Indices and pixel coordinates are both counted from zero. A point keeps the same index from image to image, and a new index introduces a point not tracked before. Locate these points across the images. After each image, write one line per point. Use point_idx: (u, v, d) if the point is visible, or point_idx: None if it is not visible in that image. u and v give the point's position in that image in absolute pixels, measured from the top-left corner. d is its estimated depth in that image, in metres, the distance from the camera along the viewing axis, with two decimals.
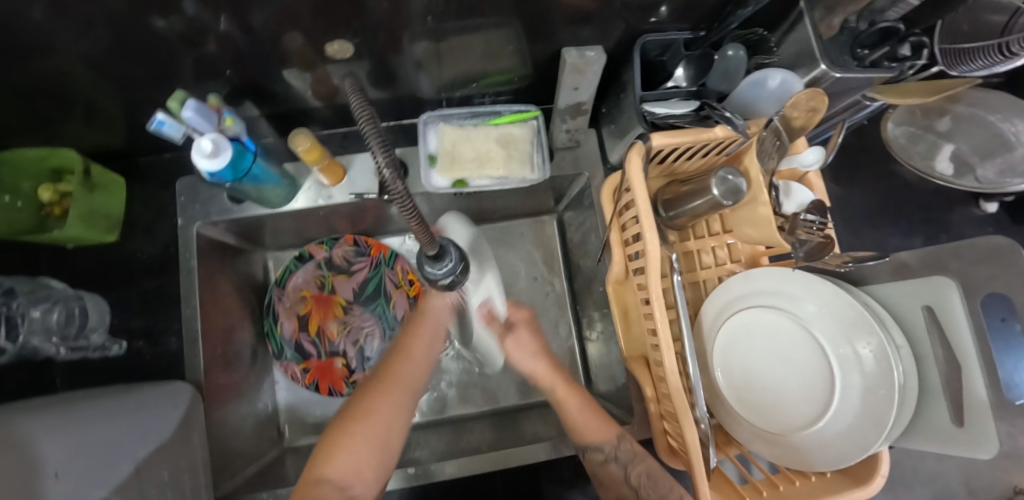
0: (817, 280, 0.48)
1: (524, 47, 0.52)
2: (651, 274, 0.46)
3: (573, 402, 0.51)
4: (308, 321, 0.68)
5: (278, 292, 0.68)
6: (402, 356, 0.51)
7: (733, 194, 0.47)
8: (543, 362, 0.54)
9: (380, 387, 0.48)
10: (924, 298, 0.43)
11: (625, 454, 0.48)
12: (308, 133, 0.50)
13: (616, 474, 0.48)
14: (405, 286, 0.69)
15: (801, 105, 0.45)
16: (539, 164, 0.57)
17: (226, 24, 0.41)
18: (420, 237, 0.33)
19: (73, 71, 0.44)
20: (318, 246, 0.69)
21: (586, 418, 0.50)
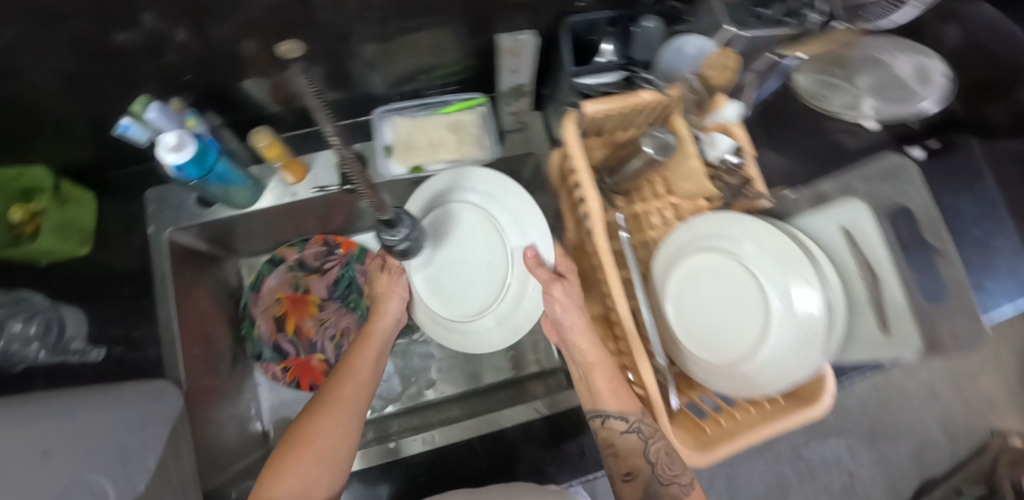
0: (744, 218, 0.52)
1: (464, 38, 0.56)
2: (596, 229, 0.50)
3: (603, 377, 0.51)
4: (285, 321, 0.70)
5: (252, 297, 0.69)
6: (346, 374, 0.52)
7: (664, 149, 0.52)
8: (588, 335, 0.51)
9: (325, 409, 0.48)
10: (839, 220, 0.47)
11: (646, 428, 0.49)
12: (268, 131, 0.54)
13: (636, 445, 0.49)
14: (376, 278, 0.72)
15: (716, 64, 0.51)
16: (490, 145, 0.61)
17: (183, 35, 0.45)
18: (369, 200, 0.37)
19: (38, 89, 0.46)
20: (288, 249, 0.71)
21: (614, 387, 0.50)
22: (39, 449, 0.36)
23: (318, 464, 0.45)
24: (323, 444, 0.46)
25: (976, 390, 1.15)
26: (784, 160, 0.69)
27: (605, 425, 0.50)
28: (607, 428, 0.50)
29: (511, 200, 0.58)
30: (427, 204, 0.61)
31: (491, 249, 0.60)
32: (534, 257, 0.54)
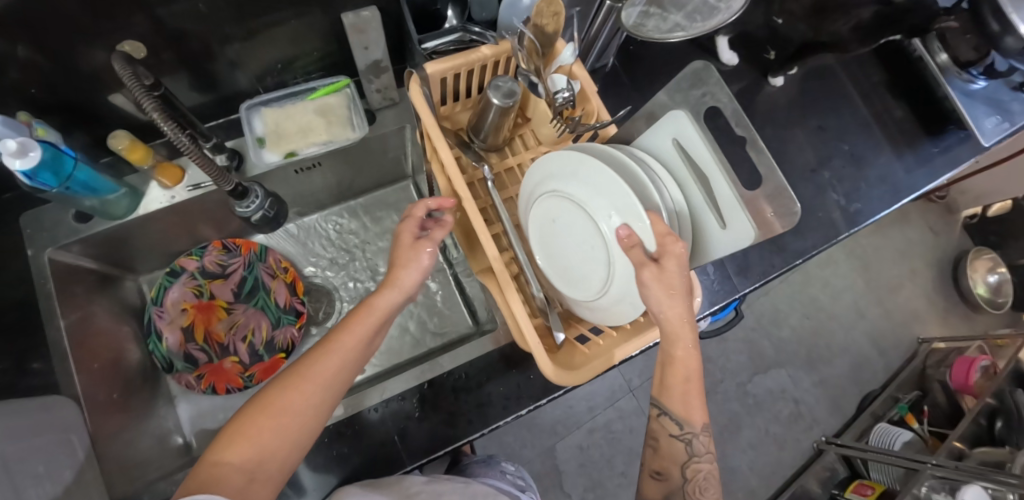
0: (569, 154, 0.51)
1: (312, 26, 0.59)
2: (454, 178, 0.51)
3: (676, 376, 0.48)
4: (193, 330, 0.69)
5: (157, 310, 0.69)
6: (330, 347, 0.41)
7: (510, 96, 0.54)
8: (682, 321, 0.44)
9: (303, 376, 0.40)
10: (671, 132, 0.51)
11: (698, 444, 0.50)
12: (127, 133, 0.55)
13: (678, 449, 0.51)
14: (281, 274, 0.72)
15: (545, 12, 0.50)
16: (359, 123, 0.63)
17: (24, 51, 0.45)
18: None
19: None
20: (188, 259, 0.71)
21: (688, 399, 0.49)
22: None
23: (280, 436, 0.38)
24: (291, 420, 0.38)
25: (897, 302, 1.22)
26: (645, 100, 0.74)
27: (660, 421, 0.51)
28: (660, 426, 0.51)
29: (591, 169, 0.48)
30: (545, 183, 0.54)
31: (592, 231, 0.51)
32: (627, 235, 0.43)
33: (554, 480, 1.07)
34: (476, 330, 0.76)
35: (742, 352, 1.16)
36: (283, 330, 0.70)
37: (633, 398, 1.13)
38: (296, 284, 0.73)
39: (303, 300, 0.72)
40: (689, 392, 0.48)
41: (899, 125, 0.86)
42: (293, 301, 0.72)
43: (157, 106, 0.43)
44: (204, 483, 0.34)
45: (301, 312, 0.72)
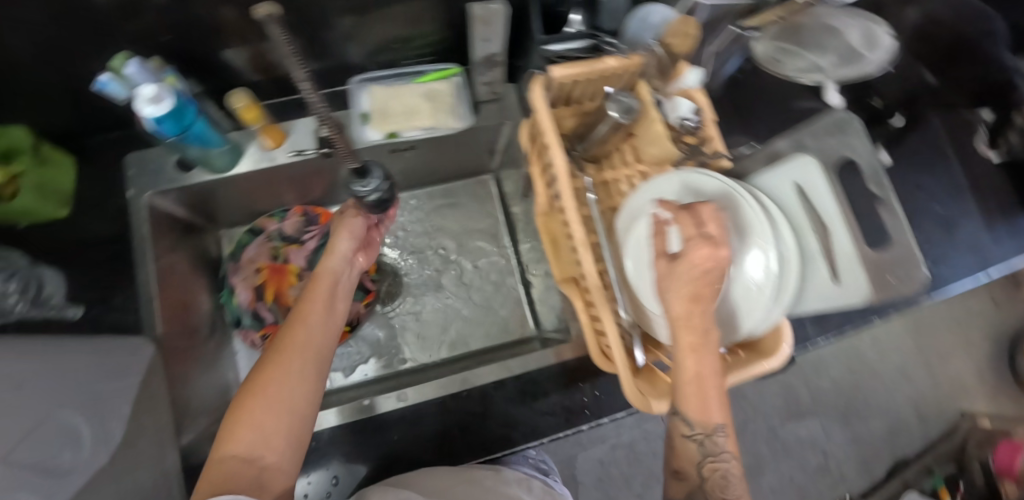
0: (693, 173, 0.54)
1: (435, 9, 0.58)
2: (562, 187, 0.52)
3: (693, 363, 0.38)
4: (265, 290, 0.70)
5: (233, 265, 0.71)
6: (296, 323, 0.47)
7: (628, 112, 0.54)
8: (690, 305, 0.37)
9: (276, 356, 0.43)
10: (793, 175, 0.48)
11: (713, 446, 0.41)
12: (247, 93, 0.55)
13: (695, 452, 0.42)
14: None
15: (677, 32, 0.52)
16: (465, 113, 0.63)
17: None
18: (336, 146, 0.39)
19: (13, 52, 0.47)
20: (269, 220, 0.72)
21: (710, 400, 0.39)
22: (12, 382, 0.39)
23: (275, 411, 0.40)
24: (276, 392, 0.41)
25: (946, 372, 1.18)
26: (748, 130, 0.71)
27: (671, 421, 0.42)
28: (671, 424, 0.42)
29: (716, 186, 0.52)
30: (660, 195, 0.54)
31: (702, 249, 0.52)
32: (662, 224, 0.42)
33: (572, 490, 1.07)
34: (538, 336, 0.75)
35: (779, 396, 1.13)
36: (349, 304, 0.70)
37: (661, 422, 1.12)
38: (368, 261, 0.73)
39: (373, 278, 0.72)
40: (707, 391, 0.39)
41: (998, 194, 0.82)
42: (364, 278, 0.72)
43: None
44: (215, 475, 0.36)
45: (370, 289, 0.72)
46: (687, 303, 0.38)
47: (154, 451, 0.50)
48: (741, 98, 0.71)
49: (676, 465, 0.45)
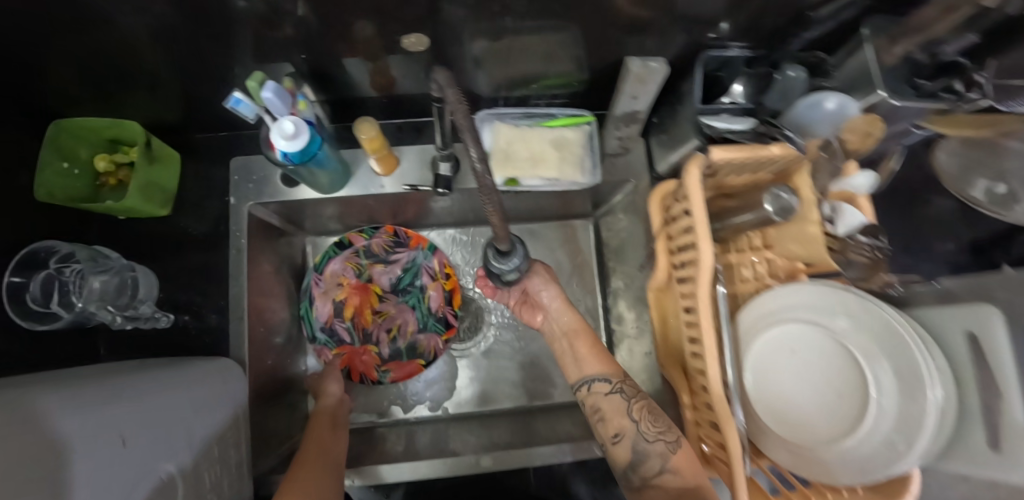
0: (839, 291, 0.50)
1: (580, 52, 0.52)
2: (701, 281, 0.48)
3: (585, 345, 0.58)
4: (345, 308, 0.68)
5: (316, 276, 0.68)
6: (309, 449, 0.49)
7: (785, 212, 0.49)
8: (565, 306, 0.60)
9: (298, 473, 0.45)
10: (967, 324, 0.43)
11: (629, 390, 0.53)
12: (373, 122, 0.51)
13: (619, 404, 0.52)
14: (440, 278, 0.69)
15: (857, 128, 0.50)
16: (591, 168, 0.58)
17: (304, 10, 0.40)
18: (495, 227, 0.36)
19: (140, 54, 0.44)
20: (357, 234, 0.69)
21: (595, 355, 0.57)
22: (118, 436, 0.34)
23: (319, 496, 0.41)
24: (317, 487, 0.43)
25: None
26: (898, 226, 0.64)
27: (591, 391, 0.55)
28: (592, 394, 0.55)
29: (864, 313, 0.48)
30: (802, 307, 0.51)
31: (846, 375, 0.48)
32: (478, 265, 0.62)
33: None
34: None
35: None
36: (427, 335, 0.68)
37: None
38: (452, 294, 0.69)
39: (456, 312, 0.68)
40: (598, 351, 0.57)
41: None
42: (445, 310, 0.68)
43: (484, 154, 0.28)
44: None
45: (450, 325, 0.68)
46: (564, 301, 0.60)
47: (234, 485, 0.48)
48: None
49: (614, 434, 0.51)
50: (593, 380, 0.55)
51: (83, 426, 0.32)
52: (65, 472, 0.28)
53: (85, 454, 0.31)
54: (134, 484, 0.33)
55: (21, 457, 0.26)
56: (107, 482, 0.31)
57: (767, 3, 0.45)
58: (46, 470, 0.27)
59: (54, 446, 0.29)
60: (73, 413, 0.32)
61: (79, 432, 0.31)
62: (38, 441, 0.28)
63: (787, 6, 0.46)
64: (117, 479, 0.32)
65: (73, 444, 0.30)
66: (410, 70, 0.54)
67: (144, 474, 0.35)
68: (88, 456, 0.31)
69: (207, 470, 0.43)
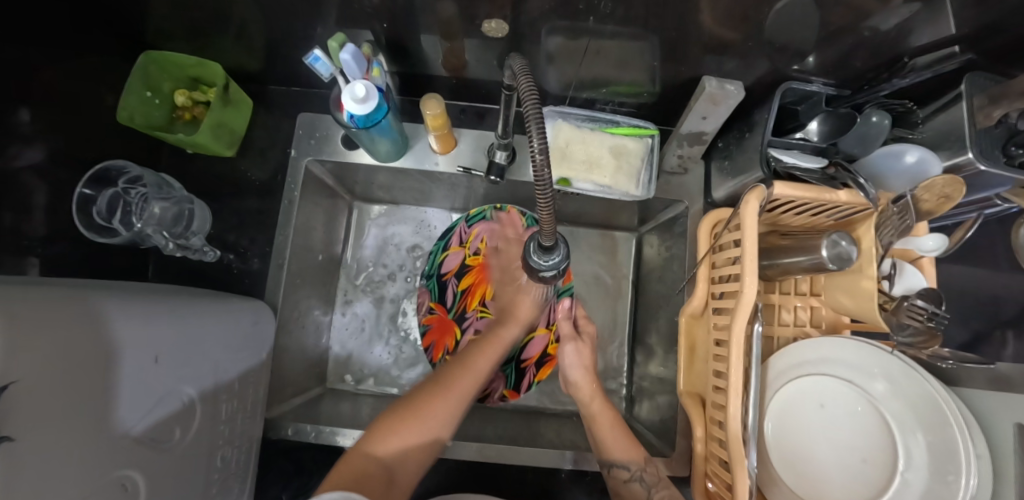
0: (888, 356, 0.46)
1: (655, 64, 0.52)
2: (738, 315, 0.46)
3: (606, 418, 0.55)
4: (466, 273, 0.66)
5: (464, 227, 0.67)
6: (466, 370, 0.50)
7: (840, 260, 0.47)
8: (590, 386, 0.58)
9: (440, 391, 0.47)
10: (1017, 415, 0.40)
11: (650, 479, 0.49)
12: (440, 100, 0.52)
13: (640, 494, 0.49)
14: (552, 331, 0.64)
15: (935, 189, 0.44)
16: (645, 182, 0.57)
17: None
18: (542, 223, 0.36)
19: (234, 5, 0.45)
20: (518, 216, 0.64)
21: (616, 437, 0.53)
22: (152, 353, 0.36)
23: (422, 434, 0.44)
24: (432, 422, 0.45)
25: None
26: (970, 288, 0.59)
27: (611, 475, 0.51)
28: (612, 478, 0.51)
29: (910, 383, 0.45)
30: (842, 362, 0.48)
31: (874, 442, 0.46)
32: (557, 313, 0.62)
33: None
34: (630, 420, 0.71)
35: None
36: (499, 374, 0.63)
37: None
38: (547, 361, 0.64)
39: (532, 384, 0.64)
40: (619, 430, 0.54)
41: None
42: (528, 368, 0.64)
43: (543, 144, 0.29)
44: (357, 470, 0.39)
45: (519, 389, 0.64)
46: (587, 376, 0.59)
47: (246, 422, 0.50)
48: (973, 260, 0.60)
49: None
50: (611, 465, 0.52)
51: (125, 339, 0.33)
52: (95, 390, 0.30)
53: (120, 370, 0.32)
54: (154, 402, 0.36)
55: (52, 374, 0.27)
56: (129, 402, 0.33)
57: (860, 44, 0.44)
58: (75, 389, 0.29)
59: (99, 352, 0.31)
60: (122, 322, 0.34)
61: (121, 343, 0.33)
62: (80, 354, 0.29)
63: (886, 47, 0.44)
64: (141, 397, 0.35)
65: (111, 359, 0.32)
66: (484, 56, 0.54)
67: (165, 393, 0.37)
68: (120, 374, 0.33)
69: (226, 398, 0.46)
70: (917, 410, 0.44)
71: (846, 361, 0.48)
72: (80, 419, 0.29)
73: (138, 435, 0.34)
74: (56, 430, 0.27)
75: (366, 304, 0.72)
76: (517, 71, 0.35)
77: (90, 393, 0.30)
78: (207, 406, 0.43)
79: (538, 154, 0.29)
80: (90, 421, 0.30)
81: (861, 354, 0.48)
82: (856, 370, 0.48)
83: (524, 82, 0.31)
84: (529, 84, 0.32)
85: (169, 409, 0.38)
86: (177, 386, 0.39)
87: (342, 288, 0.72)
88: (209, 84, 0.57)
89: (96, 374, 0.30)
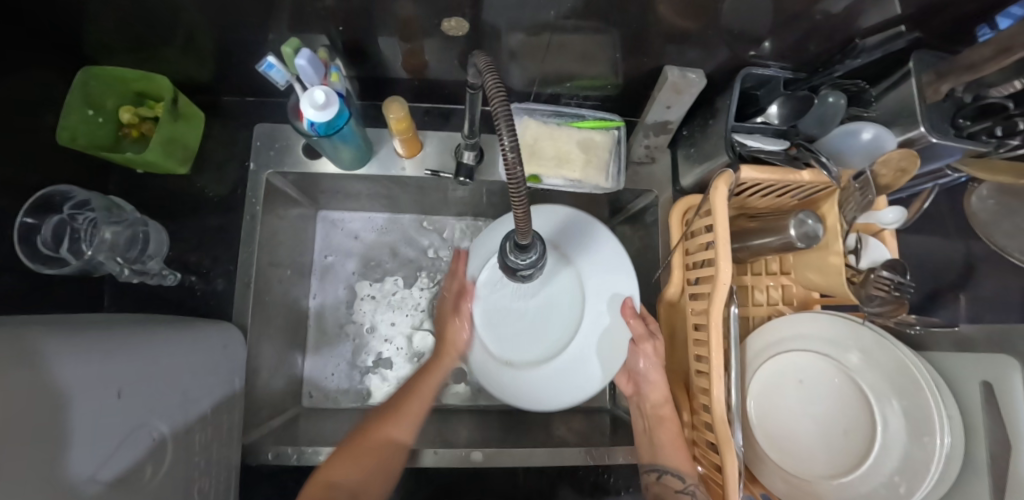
0: (863, 328, 0.48)
1: (618, 56, 0.52)
2: (715, 301, 0.47)
3: (666, 431, 0.53)
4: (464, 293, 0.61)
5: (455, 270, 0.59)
6: (412, 396, 0.55)
7: (808, 238, 0.47)
8: (665, 391, 0.54)
9: (392, 415, 0.52)
10: (979, 374, 0.43)
11: (703, 494, 0.49)
12: (403, 103, 0.51)
13: None
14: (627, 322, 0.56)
15: (891, 163, 0.46)
16: (614, 174, 0.57)
17: None
18: (517, 224, 0.35)
19: (178, 12, 0.43)
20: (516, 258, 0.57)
21: (675, 445, 0.51)
22: (115, 388, 0.34)
23: (371, 467, 0.48)
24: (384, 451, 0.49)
25: None
26: (927, 258, 0.62)
27: (660, 482, 0.51)
28: (662, 488, 0.51)
29: (882, 350, 0.46)
30: (822, 336, 0.49)
31: (853, 414, 0.47)
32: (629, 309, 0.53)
33: None
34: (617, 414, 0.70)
35: None
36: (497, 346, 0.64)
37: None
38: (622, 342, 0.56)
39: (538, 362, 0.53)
40: (660, 431, 0.53)
41: None
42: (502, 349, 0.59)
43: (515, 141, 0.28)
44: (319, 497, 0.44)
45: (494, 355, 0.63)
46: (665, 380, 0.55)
47: (222, 450, 0.48)
48: (928, 231, 0.62)
49: None
50: (662, 474, 0.51)
51: (80, 376, 0.31)
52: (56, 430, 0.28)
53: (80, 407, 0.30)
54: (121, 440, 0.34)
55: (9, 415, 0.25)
56: (93, 441, 0.31)
57: (814, 27, 0.45)
58: (32, 428, 0.27)
59: (55, 388, 0.29)
60: (76, 357, 0.32)
61: (76, 381, 0.31)
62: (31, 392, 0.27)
63: (838, 30, 0.45)
64: (106, 437, 0.32)
65: (67, 396, 0.30)
66: (447, 56, 0.53)
67: (132, 429, 0.35)
68: (81, 412, 0.31)
69: (199, 428, 0.44)
70: (892, 378, 0.46)
71: (822, 334, 0.49)
72: (44, 459, 0.27)
73: (112, 474, 0.32)
74: (20, 472, 0.25)
75: (338, 315, 0.69)
76: (482, 68, 0.34)
77: (52, 436, 0.28)
78: (179, 439, 0.41)
79: (508, 152, 0.28)
80: (51, 465, 0.27)
81: (838, 328, 0.49)
82: (835, 342, 0.49)
83: (490, 81, 0.30)
84: (495, 82, 0.31)
85: (139, 445, 0.35)
86: (144, 421, 0.36)
87: (315, 301, 0.69)
88: (157, 99, 0.54)
89: (50, 417, 0.28)
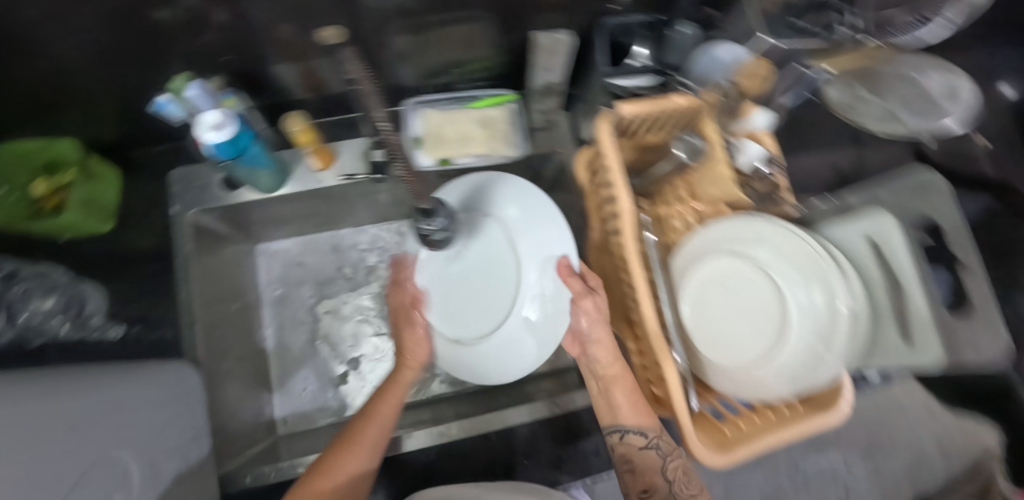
0: (762, 222, 0.52)
1: (493, 35, 0.56)
2: (625, 232, 0.51)
3: (622, 391, 0.48)
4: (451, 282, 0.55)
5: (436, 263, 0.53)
6: (369, 420, 0.47)
7: (694, 153, 0.52)
8: (612, 349, 0.47)
9: (348, 447, 0.45)
10: (865, 230, 0.48)
11: (665, 445, 0.48)
12: (302, 116, 0.54)
13: (655, 461, 0.47)
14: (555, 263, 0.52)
15: (749, 73, 0.53)
16: (519, 142, 0.61)
17: (219, 15, 0.43)
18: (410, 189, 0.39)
19: (62, 72, 0.45)
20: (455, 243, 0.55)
21: (636, 402, 0.47)
22: (66, 423, 0.36)
23: None
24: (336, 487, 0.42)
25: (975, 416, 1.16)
26: None
27: (624, 441, 0.48)
28: (626, 443, 0.48)
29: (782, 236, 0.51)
30: (733, 240, 0.53)
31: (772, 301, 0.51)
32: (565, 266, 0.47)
33: None
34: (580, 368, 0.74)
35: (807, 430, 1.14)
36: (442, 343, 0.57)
37: None
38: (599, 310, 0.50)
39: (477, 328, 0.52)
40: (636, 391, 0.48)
41: None
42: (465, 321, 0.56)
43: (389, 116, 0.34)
44: None
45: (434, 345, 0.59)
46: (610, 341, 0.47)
47: (195, 483, 0.49)
48: None
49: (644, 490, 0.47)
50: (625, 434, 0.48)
51: (18, 416, 0.33)
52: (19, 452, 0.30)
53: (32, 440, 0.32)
54: (82, 471, 0.35)
55: None
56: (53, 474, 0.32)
57: None
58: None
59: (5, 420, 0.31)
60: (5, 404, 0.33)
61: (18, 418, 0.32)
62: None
63: None
64: (65, 468, 0.33)
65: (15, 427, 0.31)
66: (339, 69, 0.57)
67: (94, 461, 0.37)
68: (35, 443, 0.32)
69: (165, 459, 0.45)
70: (797, 260, 0.50)
71: (732, 237, 0.53)
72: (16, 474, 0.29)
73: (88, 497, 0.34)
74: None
75: (294, 342, 0.71)
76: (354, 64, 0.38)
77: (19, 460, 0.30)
78: (143, 470, 0.41)
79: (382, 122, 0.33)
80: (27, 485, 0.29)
81: (742, 229, 0.53)
82: (745, 242, 0.52)
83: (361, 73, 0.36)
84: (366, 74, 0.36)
85: (103, 475, 0.37)
86: (100, 453, 0.38)
87: (270, 331, 0.71)
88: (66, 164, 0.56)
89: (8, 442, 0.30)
